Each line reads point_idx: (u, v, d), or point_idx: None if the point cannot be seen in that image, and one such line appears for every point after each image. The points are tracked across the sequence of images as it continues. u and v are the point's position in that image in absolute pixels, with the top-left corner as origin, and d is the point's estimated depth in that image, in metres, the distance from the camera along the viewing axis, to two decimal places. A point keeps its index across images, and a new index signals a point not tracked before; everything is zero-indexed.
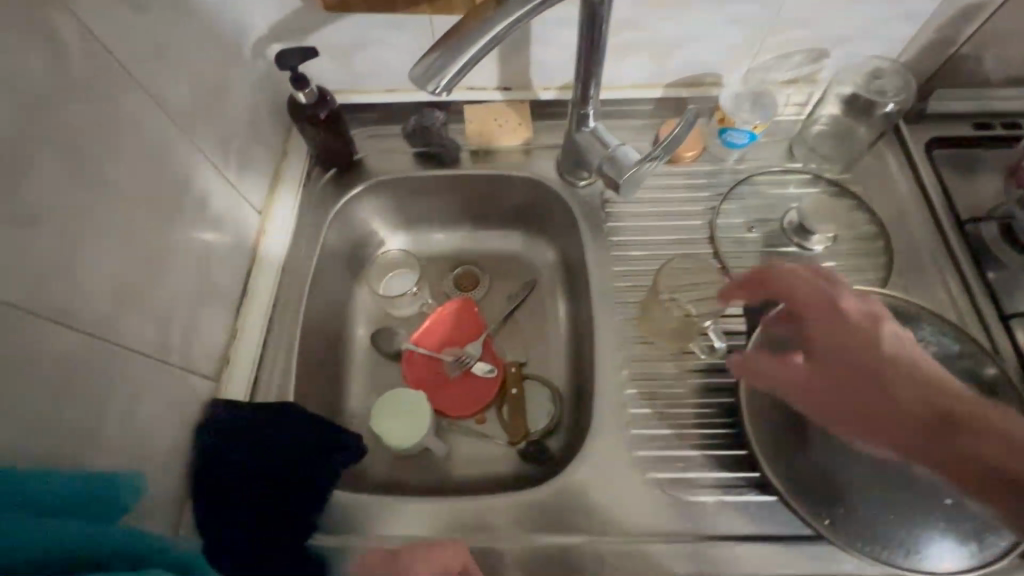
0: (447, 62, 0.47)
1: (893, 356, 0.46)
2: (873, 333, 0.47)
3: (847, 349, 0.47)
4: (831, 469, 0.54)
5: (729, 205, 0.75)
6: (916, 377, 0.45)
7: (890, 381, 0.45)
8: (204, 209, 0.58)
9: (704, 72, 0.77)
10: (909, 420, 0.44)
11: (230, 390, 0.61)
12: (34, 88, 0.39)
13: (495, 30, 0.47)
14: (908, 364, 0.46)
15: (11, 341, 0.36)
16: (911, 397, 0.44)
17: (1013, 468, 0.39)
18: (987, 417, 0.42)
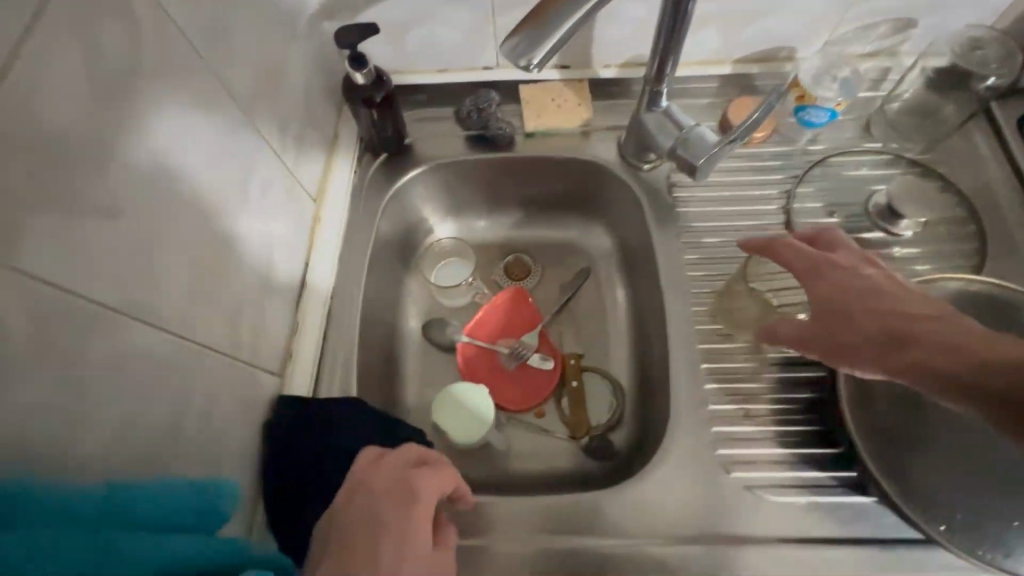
0: (531, 46, 0.43)
1: (874, 294, 0.49)
2: (861, 280, 0.50)
3: (832, 293, 0.50)
4: (943, 474, 0.52)
5: (805, 188, 0.70)
6: (894, 308, 0.47)
7: (866, 312, 0.47)
8: (267, 198, 0.56)
9: (778, 46, 0.72)
10: (892, 350, 0.44)
11: (293, 384, 0.59)
12: (115, 69, 0.36)
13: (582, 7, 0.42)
14: (885, 300, 0.48)
15: (101, 341, 0.34)
16: (887, 325, 0.46)
17: (984, 374, 0.38)
18: (962, 331, 0.42)
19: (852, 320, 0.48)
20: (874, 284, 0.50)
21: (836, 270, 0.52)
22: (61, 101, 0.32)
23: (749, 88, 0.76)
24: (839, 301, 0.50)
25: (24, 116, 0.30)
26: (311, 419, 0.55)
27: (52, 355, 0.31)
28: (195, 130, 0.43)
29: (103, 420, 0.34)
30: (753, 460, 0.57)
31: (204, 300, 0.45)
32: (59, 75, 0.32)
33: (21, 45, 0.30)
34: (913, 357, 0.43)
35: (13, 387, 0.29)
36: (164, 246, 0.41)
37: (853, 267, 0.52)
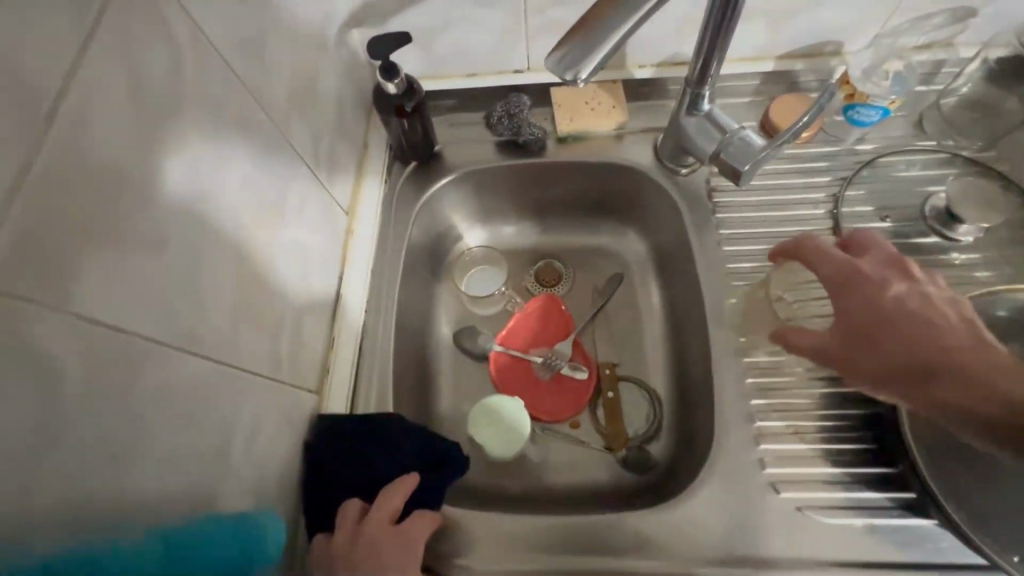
0: (580, 57, 0.42)
1: (912, 316, 0.45)
2: (900, 295, 0.47)
3: (868, 310, 0.47)
4: (1002, 499, 0.52)
5: (853, 191, 0.66)
6: (936, 336, 0.44)
7: (905, 339, 0.45)
8: (302, 214, 0.55)
9: (824, 40, 0.68)
10: (926, 380, 0.43)
11: (330, 401, 0.59)
12: (158, 95, 0.35)
13: (642, 10, 0.40)
14: (921, 319, 0.45)
15: (152, 377, 0.34)
16: (923, 352, 0.44)
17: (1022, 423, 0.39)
18: (1003, 368, 0.42)
19: (890, 344, 0.45)
20: (914, 300, 0.47)
21: (872, 281, 0.48)
22: (108, 136, 0.31)
23: (792, 86, 0.73)
24: (877, 320, 0.46)
25: (73, 153, 0.29)
26: (352, 436, 0.54)
27: (108, 396, 0.30)
28: (230, 155, 0.43)
29: (154, 458, 0.34)
30: (804, 479, 0.54)
31: (245, 324, 0.45)
32: (109, 108, 0.31)
33: (70, 81, 0.29)
34: (949, 392, 0.42)
35: (73, 432, 0.28)
36: (207, 274, 0.40)
37: (890, 275, 0.48)
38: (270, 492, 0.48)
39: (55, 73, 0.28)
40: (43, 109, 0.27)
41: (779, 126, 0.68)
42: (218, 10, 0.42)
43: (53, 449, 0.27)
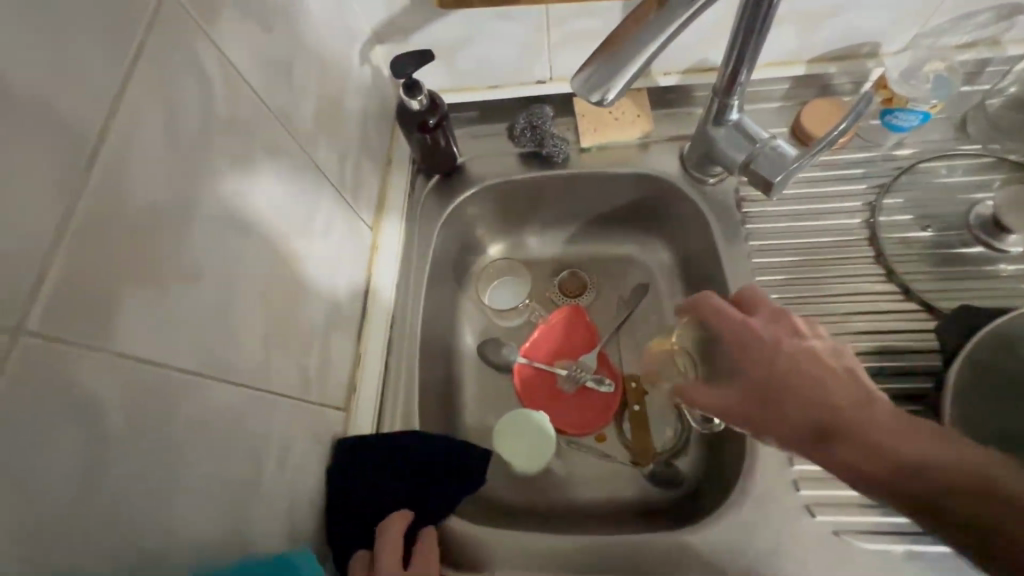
0: (607, 74, 0.41)
1: (802, 374, 0.47)
2: (791, 357, 0.49)
3: (761, 370, 0.49)
4: None
5: (891, 199, 0.64)
6: (822, 394, 0.46)
7: (794, 397, 0.47)
8: (328, 233, 0.56)
9: (860, 42, 0.66)
10: (819, 440, 0.45)
11: (356, 418, 0.59)
12: (191, 130, 0.36)
13: (672, 25, 0.39)
14: (807, 377, 0.47)
15: (188, 407, 0.35)
16: (812, 412, 0.45)
17: (921, 486, 0.40)
18: (889, 424, 0.43)
19: (785, 405, 0.47)
20: (805, 360, 0.48)
21: (763, 343, 0.50)
22: (146, 175, 0.32)
23: (825, 89, 0.70)
24: (775, 385, 0.48)
25: (114, 194, 0.30)
26: (379, 454, 0.55)
27: (147, 429, 0.32)
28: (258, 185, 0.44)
29: (189, 487, 0.35)
30: (840, 502, 0.53)
31: (275, 348, 0.46)
32: (147, 147, 0.32)
33: (109, 125, 0.30)
34: (839, 452, 0.43)
35: (115, 466, 0.30)
36: (238, 302, 0.41)
37: (782, 336, 0.50)
38: (300, 511, 0.49)
39: (94, 117, 0.29)
40: (85, 154, 0.28)
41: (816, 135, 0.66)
42: (248, 42, 0.43)
43: (96, 484, 0.28)
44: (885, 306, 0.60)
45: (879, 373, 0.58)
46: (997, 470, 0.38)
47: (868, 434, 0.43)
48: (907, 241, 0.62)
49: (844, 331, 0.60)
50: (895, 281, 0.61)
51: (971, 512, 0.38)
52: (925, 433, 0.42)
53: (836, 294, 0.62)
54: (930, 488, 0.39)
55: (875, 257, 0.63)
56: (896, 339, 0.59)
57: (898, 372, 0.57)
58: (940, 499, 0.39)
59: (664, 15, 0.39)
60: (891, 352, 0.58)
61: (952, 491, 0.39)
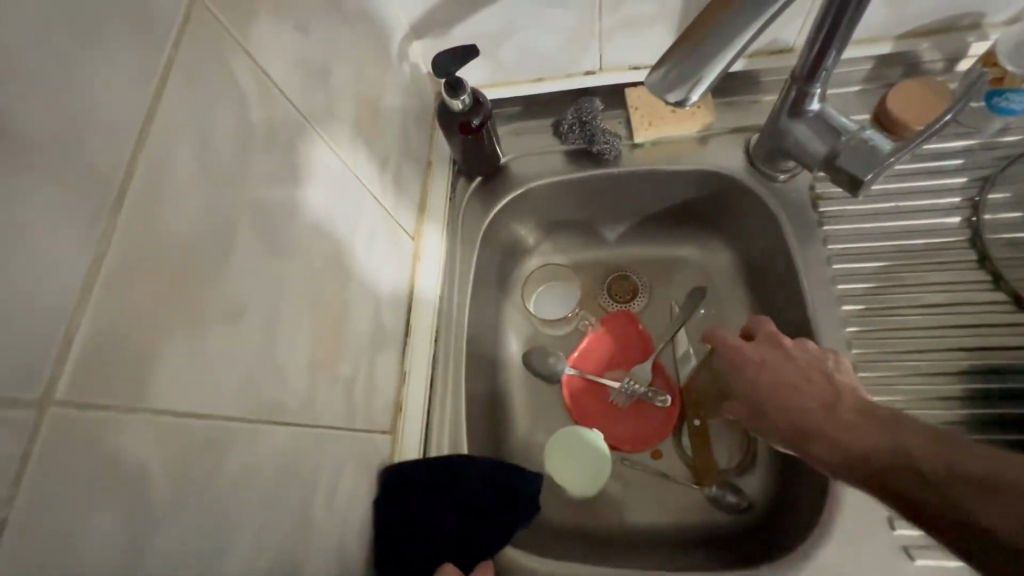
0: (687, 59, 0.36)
1: (786, 387, 0.49)
2: (773, 367, 0.51)
3: (752, 388, 0.51)
4: None
5: (996, 194, 0.56)
6: (804, 403, 0.47)
7: (782, 409, 0.48)
8: (371, 247, 0.53)
9: (961, 13, 0.57)
10: (802, 446, 0.45)
11: (403, 440, 0.56)
12: (226, 155, 0.33)
13: (767, 13, 0.33)
14: (792, 389, 0.48)
15: (233, 458, 0.32)
16: (795, 421, 0.46)
17: (878, 472, 0.38)
18: (856, 422, 0.42)
19: (774, 418, 0.48)
20: (785, 369, 0.50)
21: (753, 361, 0.52)
22: (181, 212, 0.29)
23: (914, 68, 0.62)
24: (760, 398, 0.50)
25: (146, 236, 0.27)
26: (427, 480, 0.52)
27: (193, 489, 0.29)
28: (298, 205, 0.41)
29: (238, 544, 0.32)
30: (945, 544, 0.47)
31: (321, 377, 0.43)
32: (179, 180, 0.29)
33: (137, 159, 0.27)
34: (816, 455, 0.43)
35: (163, 534, 0.27)
36: (282, 334, 0.38)
37: (767, 349, 0.53)
38: (351, 545, 0.47)
39: (121, 152, 0.26)
40: (112, 195, 0.25)
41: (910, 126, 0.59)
42: (284, 48, 0.40)
43: (144, 559, 0.26)
44: (990, 318, 0.54)
45: (987, 395, 0.51)
46: (932, 444, 0.36)
47: (832, 432, 0.43)
48: (1016, 243, 0.55)
49: (940, 347, 0.53)
50: (1003, 289, 0.54)
51: (916, 490, 0.35)
52: (889, 423, 0.40)
53: (932, 303, 0.55)
54: (878, 471, 0.38)
55: (976, 261, 0.55)
56: (1005, 355, 0.52)
57: (1006, 394, 0.51)
58: (889, 482, 0.37)
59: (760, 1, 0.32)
60: (997, 371, 0.52)
61: (900, 473, 0.37)
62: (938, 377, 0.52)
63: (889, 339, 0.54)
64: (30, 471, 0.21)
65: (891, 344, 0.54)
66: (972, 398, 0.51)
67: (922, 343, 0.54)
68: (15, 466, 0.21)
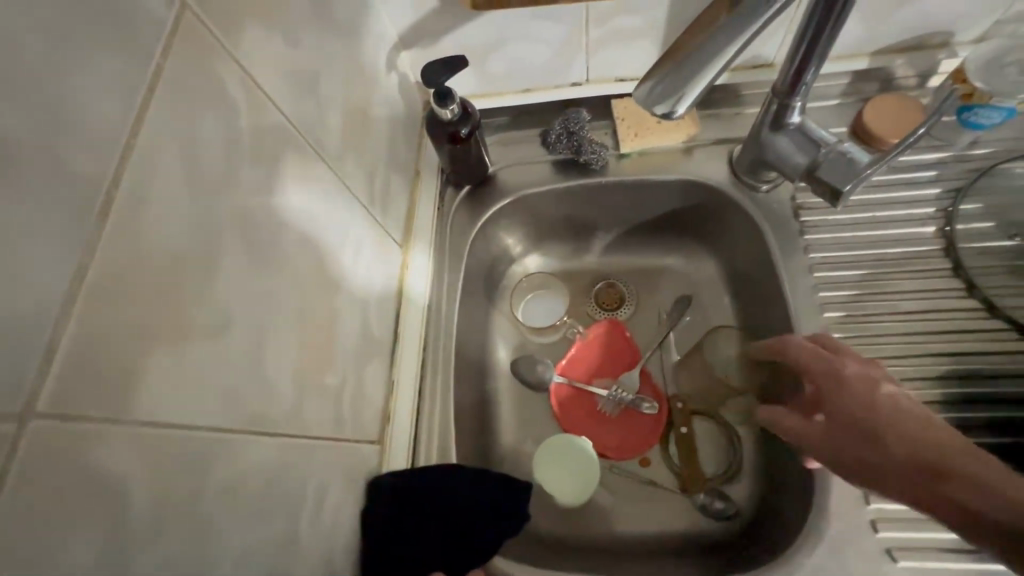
0: (675, 66, 0.36)
1: (901, 417, 0.44)
2: (886, 390, 0.46)
3: (862, 408, 0.46)
4: None
5: (968, 205, 0.58)
6: (926, 437, 0.42)
7: (899, 437, 0.43)
8: (359, 256, 0.53)
9: (931, 31, 0.59)
10: (930, 483, 0.40)
11: (392, 451, 0.56)
12: (213, 164, 0.33)
13: (760, 20, 0.34)
14: (910, 421, 0.43)
15: (219, 471, 0.32)
16: (923, 454, 0.41)
17: None
18: (1001, 469, 0.38)
19: (890, 447, 0.43)
20: (898, 396, 0.45)
21: (859, 381, 0.47)
22: (168, 221, 0.29)
23: (888, 83, 0.64)
24: (870, 421, 0.45)
25: (132, 246, 0.27)
26: (415, 491, 0.52)
27: (177, 503, 0.29)
28: (285, 214, 0.40)
29: (224, 558, 0.32)
30: (926, 547, 0.48)
31: (310, 389, 0.43)
32: (165, 188, 0.29)
33: (122, 169, 0.26)
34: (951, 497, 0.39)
35: (146, 551, 0.26)
36: (270, 346, 0.38)
37: (871, 371, 0.48)
38: (339, 558, 0.46)
39: (107, 161, 0.26)
40: (97, 203, 0.25)
41: (887, 138, 0.60)
42: (272, 57, 0.40)
43: None
44: (966, 325, 0.55)
45: (964, 400, 0.52)
46: None
47: (977, 471, 0.39)
48: (986, 252, 0.57)
49: (918, 353, 0.55)
50: (976, 297, 0.56)
51: None
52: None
53: (911, 311, 0.56)
54: None
55: (951, 269, 0.57)
56: (979, 361, 0.54)
57: (981, 398, 0.52)
58: None
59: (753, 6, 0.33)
60: (972, 377, 0.53)
61: None
62: (918, 383, 0.54)
63: (870, 346, 0.56)
64: (8, 489, 0.21)
65: (872, 351, 0.55)
66: (949, 403, 0.52)
67: (901, 349, 0.55)
68: None
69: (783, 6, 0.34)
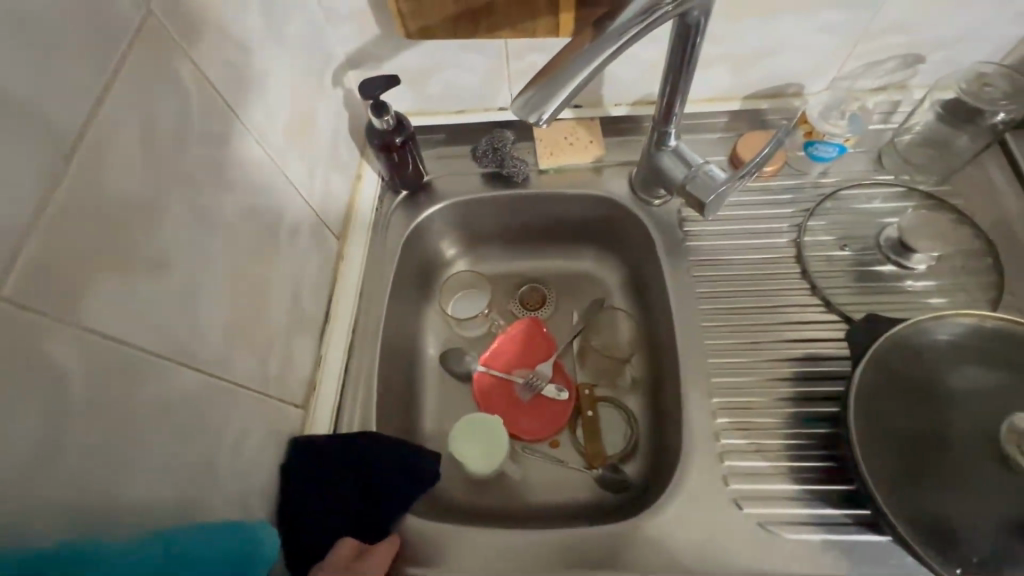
0: (554, 78, 0.45)
1: None
2: None
3: None
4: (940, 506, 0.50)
5: (815, 222, 0.71)
6: None
7: None
8: (295, 240, 0.60)
9: (786, 82, 0.73)
10: None
11: (315, 417, 0.62)
12: (165, 136, 0.40)
13: (631, 31, 0.46)
14: None
15: (148, 389, 0.38)
16: None
17: None
18: None
19: None
20: None
21: None
22: (122, 174, 0.36)
23: (759, 122, 0.77)
24: None
25: (89, 190, 0.33)
26: (334, 451, 0.58)
27: (111, 405, 0.35)
28: (226, 191, 0.48)
29: (149, 462, 0.37)
30: (766, 497, 0.57)
31: (238, 341, 0.49)
32: (122, 148, 0.36)
33: (88, 127, 0.33)
34: None
35: (77, 437, 0.32)
36: (203, 295, 0.44)
37: None
38: (256, 500, 0.51)
39: (78, 119, 0.33)
40: (65, 148, 0.32)
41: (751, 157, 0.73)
42: (224, 57, 0.48)
43: (58, 456, 0.31)
44: (810, 316, 0.66)
45: (803, 377, 0.63)
46: None
47: None
48: (828, 258, 0.69)
49: (771, 339, 0.65)
50: (818, 295, 0.67)
51: None
52: None
53: (767, 306, 0.67)
54: None
55: (800, 273, 0.69)
56: (819, 347, 0.64)
57: (818, 377, 0.63)
58: None
59: (630, 21, 0.45)
60: (814, 360, 0.64)
61: None
62: (768, 363, 0.64)
63: (732, 333, 0.66)
64: None
65: (734, 338, 0.66)
66: (793, 381, 0.63)
67: (757, 336, 0.66)
68: None
69: (644, 28, 0.46)
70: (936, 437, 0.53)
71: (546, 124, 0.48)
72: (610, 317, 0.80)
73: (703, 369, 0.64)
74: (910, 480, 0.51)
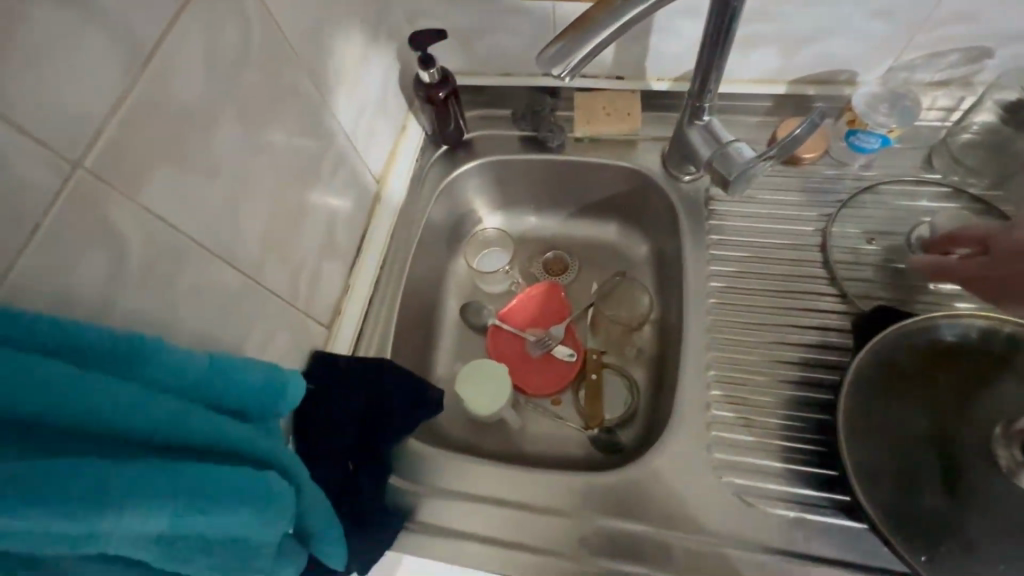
0: (580, 36, 0.48)
1: None
2: None
3: None
4: (918, 498, 0.50)
5: (847, 214, 0.70)
6: None
7: None
8: (335, 174, 0.66)
9: (837, 69, 0.71)
10: None
11: (337, 338, 0.68)
12: (226, 57, 0.46)
13: None
14: None
15: (190, 274, 0.44)
16: None
17: None
18: None
19: None
20: None
21: None
22: (186, 83, 0.42)
23: (804, 109, 0.76)
24: None
25: (159, 93, 0.39)
26: (350, 367, 0.64)
27: (159, 275, 0.41)
28: (276, 116, 0.53)
29: (186, 334, 0.44)
30: (747, 469, 0.58)
31: (273, 253, 0.55)
32: (189, 60, 0.42)
33: (163, 38, 0.39)
34: None
35: (130, 297, 0.39)
36: (246, 206, 0.50)
37: None
38: None
39: (154, 31, 0.39)
40: (142, 54, 0.38)
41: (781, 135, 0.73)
42: None
43: (114, 307, 0.38)
44: (824, 305, 0.65)
45: (806, 363, 0.63)
46: None
47: None
48: (854, 251, 0.67)
49: (779, 323, 0.65)
50: (837, 286, 0.66)
51: None
52: None
53: (781, 290, 0.67)
54: None
55: (823, 262, 0.68)
56: (828, 336, 0.64)
57: (822, 365, 0.62)
58: None
59: None
60: (820, 348, 0.63)
61: None
62: (771, 345, 0.64)
63: (740, 312, 0.67)
64: (62, 202, 0.34)
65: (742, 317, 0.66)
66: (795, 365, 0.63)
67: (767, 318, 0.66)
68: (50, 199, 0.33)
69: None
70: (932, 436, 0.52)
71: (569, 79, 0.51)
72: (628, 288, 0.82)
73: (706, 342, 0.65)
74: (896, 473, 0.51)
